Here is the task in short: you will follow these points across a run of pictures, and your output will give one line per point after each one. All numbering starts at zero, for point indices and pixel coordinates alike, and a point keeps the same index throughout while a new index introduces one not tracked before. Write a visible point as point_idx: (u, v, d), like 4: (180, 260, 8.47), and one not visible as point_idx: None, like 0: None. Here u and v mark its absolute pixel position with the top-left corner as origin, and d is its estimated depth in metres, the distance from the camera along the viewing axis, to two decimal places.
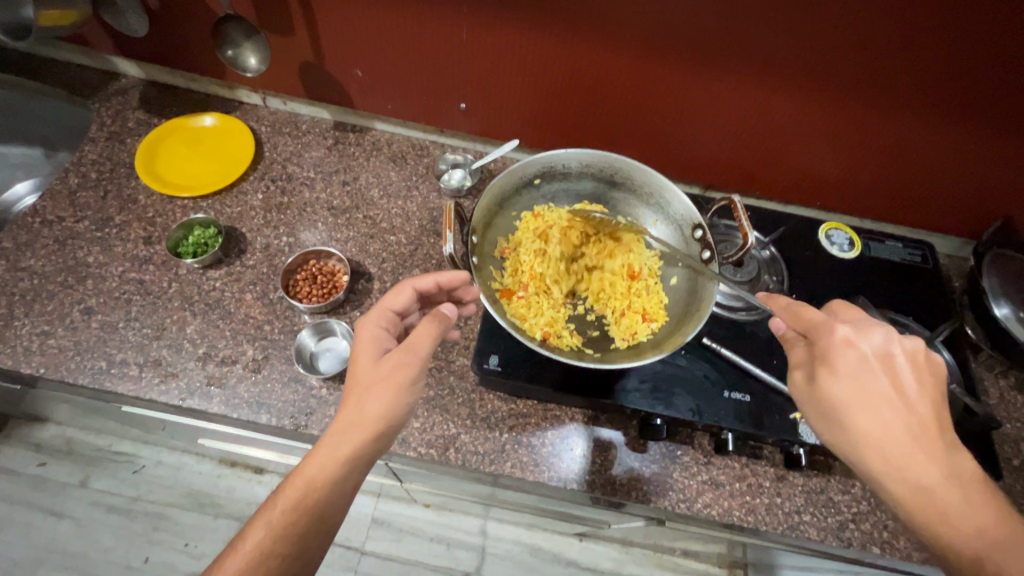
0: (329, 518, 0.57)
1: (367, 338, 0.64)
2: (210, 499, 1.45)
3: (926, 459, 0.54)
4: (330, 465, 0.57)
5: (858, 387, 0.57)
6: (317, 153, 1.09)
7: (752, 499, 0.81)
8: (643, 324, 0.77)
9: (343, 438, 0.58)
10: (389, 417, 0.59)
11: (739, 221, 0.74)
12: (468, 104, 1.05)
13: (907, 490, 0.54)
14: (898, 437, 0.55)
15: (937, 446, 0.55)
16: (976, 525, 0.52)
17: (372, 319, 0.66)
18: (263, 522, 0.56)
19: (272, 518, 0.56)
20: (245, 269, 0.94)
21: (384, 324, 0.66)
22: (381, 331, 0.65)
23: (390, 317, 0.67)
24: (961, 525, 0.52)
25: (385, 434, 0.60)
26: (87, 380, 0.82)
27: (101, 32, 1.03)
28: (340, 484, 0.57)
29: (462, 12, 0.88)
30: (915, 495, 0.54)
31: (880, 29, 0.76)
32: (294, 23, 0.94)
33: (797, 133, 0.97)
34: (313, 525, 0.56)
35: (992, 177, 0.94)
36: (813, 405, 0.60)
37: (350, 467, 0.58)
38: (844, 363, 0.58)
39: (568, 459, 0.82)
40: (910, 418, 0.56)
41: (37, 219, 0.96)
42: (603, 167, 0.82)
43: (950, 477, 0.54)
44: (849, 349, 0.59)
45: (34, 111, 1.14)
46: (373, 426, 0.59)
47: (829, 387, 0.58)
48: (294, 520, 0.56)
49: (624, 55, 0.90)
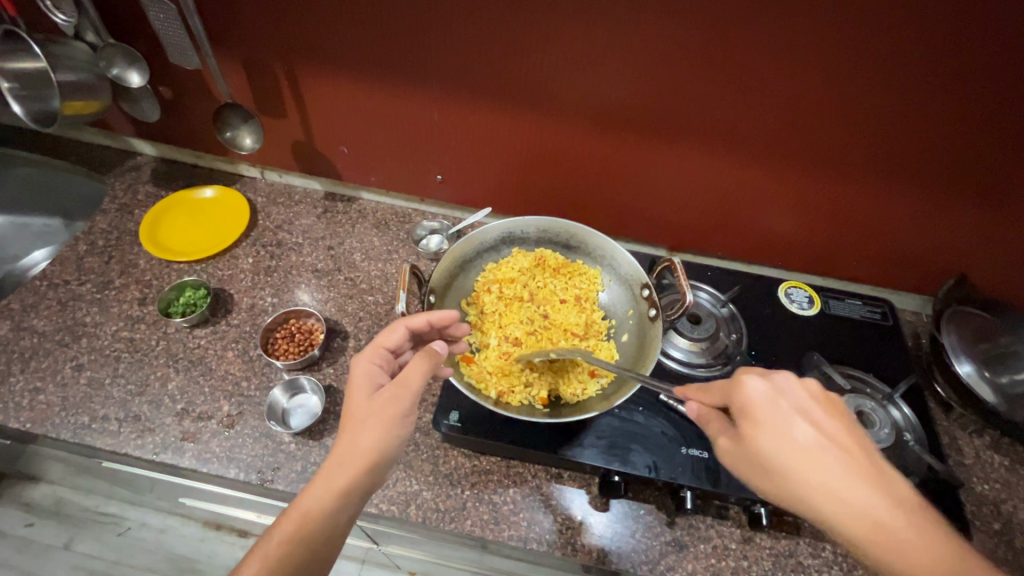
0: (325, 551, 0.59)
1: (361, 372, 0.66)
2: (192, 564, 1.46)
3: (872, 495, 0.51)
4: (325, 498, 0.59)
5: (786, 441, 0.53)
6: (306, 221, 1.18)
7: (717, 561, 0.80)
8: (592, 380, 0.77)
9: (338, 471, 0.60)
10: (383, 450, 0.62)
11: (679, 281, 0.77)
12: (444, 175, 1.15)
13: (869, 534, 0.50)
14: (835, 477, 0.51)
15: (869, 474, 0.52)
16: (930, 552, 0.49)
17: (367, 355, 0.68)
18: (259, 555, 0.57)
19: (268, 551, 0.57)
20: (229, 327, 1.00)
21: (378, 360, 0.68)
22: (376, 366, 0.67)
23: (384, 353, 0.69)
24: (925, 558, 0.49)
25: (377, 468, 0.62)
26: (68, 434, 0.85)
27: (121, 117, 1.16)
28: (335, 515, 0.59)
29: (435, 95, 0.99)
30: (879, 549, 0.49)
31: (803, 108, 0.87)
32: (287, 109, 1.06)
33: (749, 196, 1.05)
34: (307, 556, 0.58)
35: (939, 236, 1.00)
36: (750, 467, 0.55)
37: (344, 500, 0.60)
38: (764, 415, 0.55)
39: (535, 521, 0.82)
40: (835, 458, 0.52)
41: (45, 282, 1.04)
42: (559, 231, 0.87)
43: (900, 511, 0.50)
44: (764, 398, 0.55)
45: (58, 187, 1.27)
46: (366, 460, 0.60)
47: (755, 444, 0.54)
48: (291, 552, 0.57)
49: (580, 129, 1.00)
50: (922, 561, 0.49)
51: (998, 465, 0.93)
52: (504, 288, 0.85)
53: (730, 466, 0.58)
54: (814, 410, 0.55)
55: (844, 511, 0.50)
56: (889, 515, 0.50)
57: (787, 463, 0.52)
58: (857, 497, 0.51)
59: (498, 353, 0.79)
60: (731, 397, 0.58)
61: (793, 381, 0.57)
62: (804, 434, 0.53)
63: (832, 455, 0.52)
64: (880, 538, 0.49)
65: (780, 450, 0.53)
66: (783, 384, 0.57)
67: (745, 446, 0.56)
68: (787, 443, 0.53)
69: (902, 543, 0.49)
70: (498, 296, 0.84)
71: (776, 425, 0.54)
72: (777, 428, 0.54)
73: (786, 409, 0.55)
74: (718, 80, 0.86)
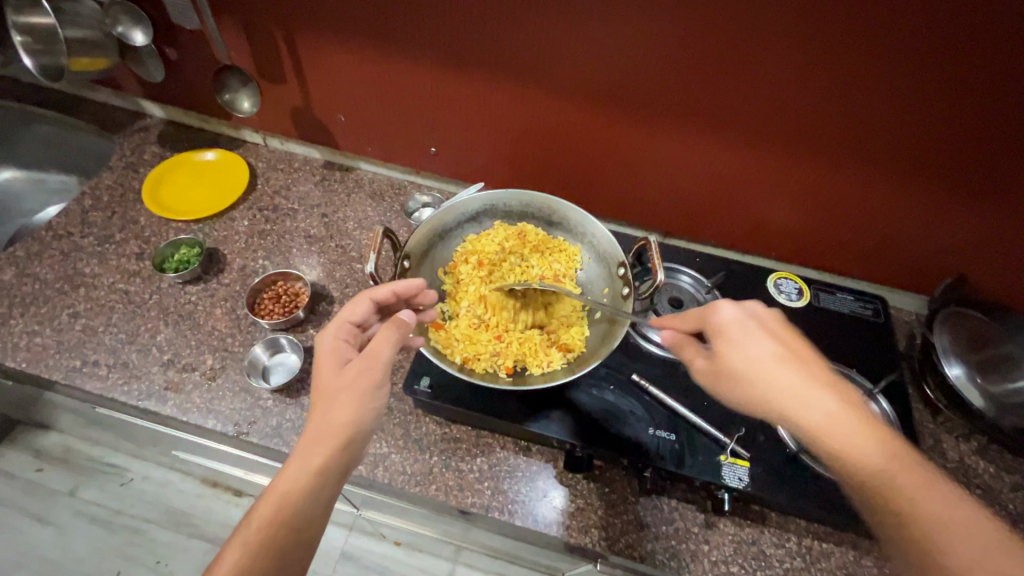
0: (309, 530, 0.59)
1: (327, 350, 0.67)
2: (187, 518, 1.52)
3: (829, 399, 0.57)
4: (303, 477, 0.59)
5: (751, 354, 0.59)
6: (304, 188, 1.20)
7: (678, 543, 0.80)
8: (558, 353, 0.77)
9: (313, 449, 0.60)
10: (358, 423, 0.62)
11: (653, 260, 0.76)
12: (440, 148, 1.15)
13: (826, 433, 0.55)
14: (795, 382, 0.57)
15: (823, 382, 0.58)
16: (877, 449, 0.55)
17: (332, 330, 0.69)
18: (240, 542, 0.57)
19: (249, 537, 0.57)
20: (220, 286, 1.03)
21: (344, 335, 0.69)
22: (342, 342, 0.68)
23: (349, 328, 0.70)
24: (870, 455, 0.54)
25: (354, 441, 0.62)
26: (60, 376, 0.89)
27: (131, 78, 1.19)
28: (316, 493, 0.59)
29: (429, 67, 0.99)
30: (834, 445, 0.55)
31: (793, 91, 0.85)
32: (287, 75, 1.07)
33: (742, 182, 1.03)
34: (291, 540, 0.57)
35: (940, 233, 0.97)
36: (722, 381, 0.61)
37: (323, 478, 0.60)
38: (734, 332, 0.61)
39: (544, 503, 0.82)
40: (798, 364, 0.59)
41: (50, 233, 1.08)
42: (541, 206, 0.86)
43: (850, 413, 0.56)
44: (732, 320, 0.62)
45: (72, 145, 1.31)
46: (341, 434, 0.61)
47: (727, 358, 0.60)
48: (273, 536, 0.57)
49: (572, 105, 0.99)
50: (871, 453, 0.55)
51: (982, 471, 0.90)
52: (472, 262, 0.84)
53: (705, 382, 0.63)
54: (775, 331, 0.62)
55: (807, 411, 0.56)
56: (842, 416, 0.56)
57: (750, 370, 0.59)
58: (815, 396, 0.57)
59: (466, 323, 0.80)
60: (704, 321, 0.65)
61: (756, 307, 0.64)
62: (767, 347, 0.59)
63: (792, 364, 0.59)
64: (837, 436, 0.55)
65: (743, 362, 0.59)
66: (750, 309, 0.63)
67: (716, 362, 0.62)
68: (753, 353, 0.59)
69: (851, 440, 0.55)
70: (467, 269, 0.84)
71: (743, 339, 0.60)
72: (745, 342, 0.60)
73: (751, 328, 0.61)
74: (716, 61, 0.84)
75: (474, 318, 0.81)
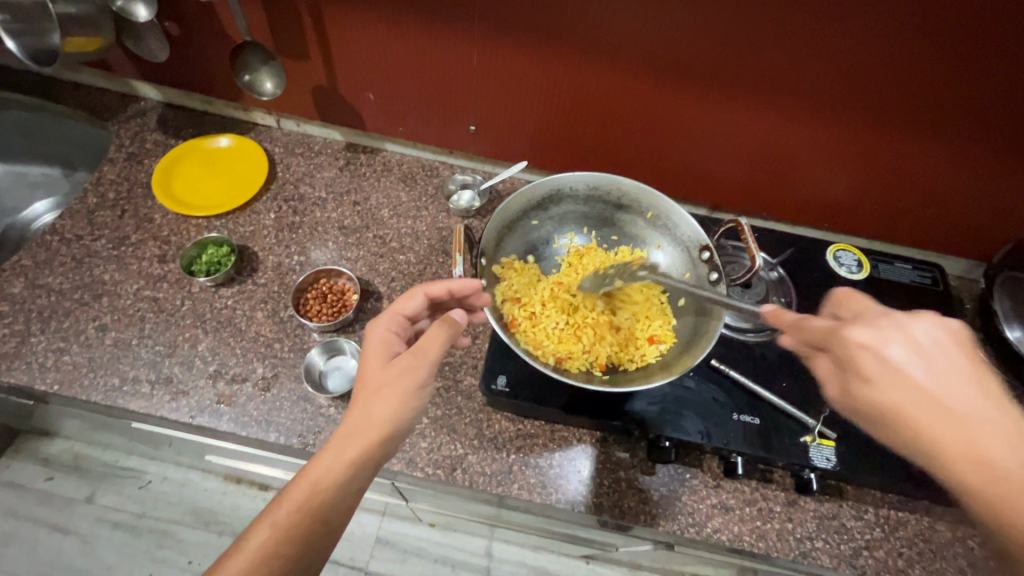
0: (334, 522, 0.55)
1: (376, 341, 0.64)
2: (214, 516, 1.48)
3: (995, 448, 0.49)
4: (337, 468, 0.56)
5: (895, 393, 0.52)
6: (329, 173, 1.11)
7: (763, 524, 0.80)
8: (651, 347, 0.75)
9: (349, 441, 0.57)
10: (397, 422, 0.59)
11: (747, 245, 0.73)
12: (478, 126, 1.07)
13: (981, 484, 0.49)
14: (951, 430, 0.50)
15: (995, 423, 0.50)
16: None
17: (383, 321, 0.66)
18: (269, 521, 0.54)
19: (277, 516, 0.54)
20: (256, 287, 0.95)
21: (395, 327, 0.66)
22: (392, 334, 0.65)
23: (400, 320, 0.67)
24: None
25: (392, 439, 0.59)
26: (100, 397, 0.82)
27: (124, 57, 1.07)
28: (347, 486, 0.56)
29: (472, 37, 0.91)
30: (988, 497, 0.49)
31: (864, 63, 0.81)
32: (309, 50, 0.97)
33: (800, 153, 0.99)
34: (317, 529, 0.54)
35: (1003, 198, 0.95)
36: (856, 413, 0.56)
37: (354, 471, 0.57)
38: (872, 368, 0.54)
39: (575, 481, 0.82)
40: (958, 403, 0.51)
41: (56, 237, 0.98)
42: (611, 189, 0.82)
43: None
44: (870, 350, 0.54)
45: (55, 134, 1.19)
46: (379, 430, 0.58)
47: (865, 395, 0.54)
48: (299, 521, 0.54)
49: (627, 78, 0.93)
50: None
51: None
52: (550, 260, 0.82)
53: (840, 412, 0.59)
54: (929, 361, 0.53)
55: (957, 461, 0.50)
56: (999, 466, 0.49)
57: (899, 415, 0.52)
58: (979, 444, 0.49)
59: (551, 322, 0.77)
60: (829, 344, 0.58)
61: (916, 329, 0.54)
62: (917, 382, 0.52)
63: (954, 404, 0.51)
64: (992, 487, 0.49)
65: (890, 402, 0.53)
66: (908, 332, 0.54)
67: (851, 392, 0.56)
68: (902, 393, 0.52)
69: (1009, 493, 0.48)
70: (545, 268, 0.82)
71: (888, 374, 0.53)
72: (892, 377, 0.53)
73: (899, 362, 0.53)
74: (787, 30, 0.79)
75: (557, 317, 0.78)
